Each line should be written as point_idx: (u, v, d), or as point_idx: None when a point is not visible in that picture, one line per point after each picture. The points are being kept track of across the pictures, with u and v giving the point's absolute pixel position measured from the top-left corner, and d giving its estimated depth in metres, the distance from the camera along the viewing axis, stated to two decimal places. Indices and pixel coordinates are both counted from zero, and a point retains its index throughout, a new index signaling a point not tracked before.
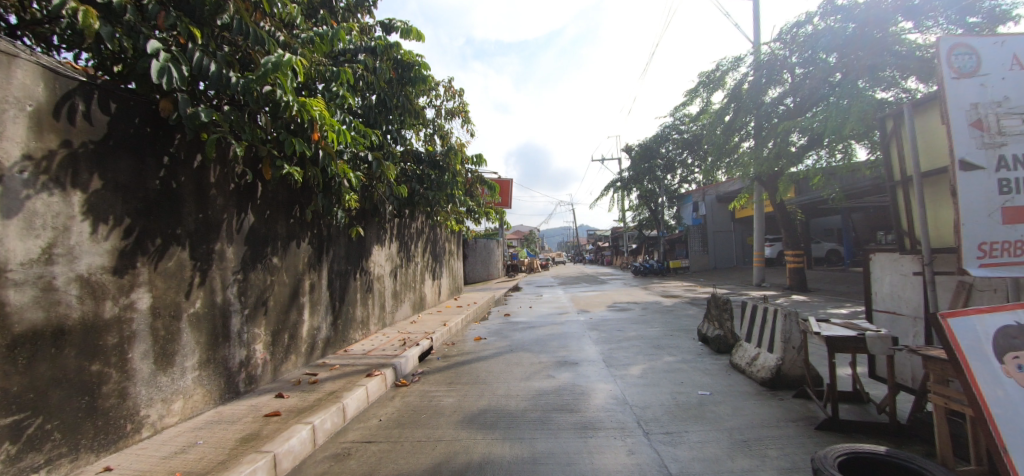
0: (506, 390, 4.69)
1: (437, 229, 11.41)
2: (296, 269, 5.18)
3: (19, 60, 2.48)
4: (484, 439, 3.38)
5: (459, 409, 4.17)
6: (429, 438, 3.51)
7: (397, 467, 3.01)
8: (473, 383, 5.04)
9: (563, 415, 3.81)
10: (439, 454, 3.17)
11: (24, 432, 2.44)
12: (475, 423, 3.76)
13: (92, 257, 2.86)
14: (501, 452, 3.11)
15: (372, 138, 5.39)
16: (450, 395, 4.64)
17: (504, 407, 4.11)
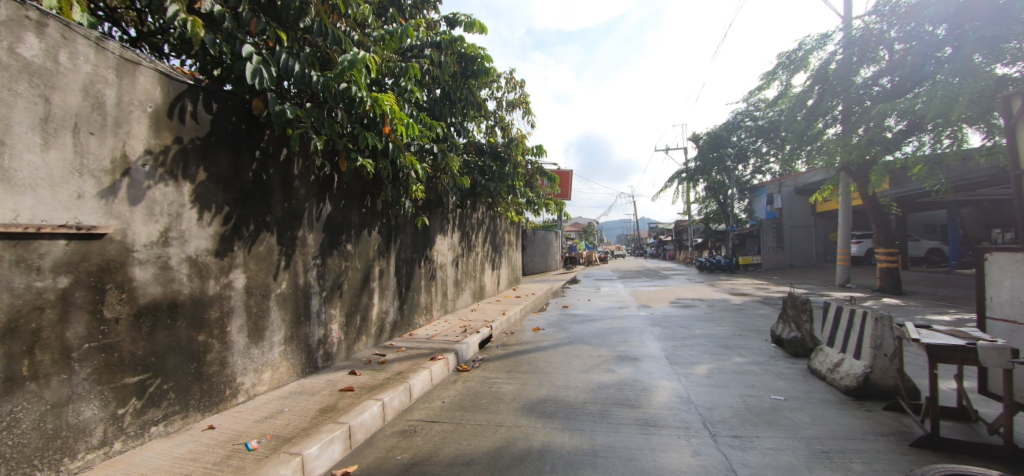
0: (565, 381, 4.71)
1: (497, 220, 11.58)
2: (367, 255, 5.51)
3: (141, 67, 2.82)
4: (544, 428, 3.44)
5: (518, 397, 4.26)
6: (489, 422, 3.62)
7: (460, 447, 3.15)
8: (533, 372, 5.11)
9: (624, 410, 3.77)
10: (499, 438, 3.27)
11: (147, 390, 2.83)
12: (535, 411, 3.83)
13: (199, 241, 3.23)
14: (561, 442, 3.16)
15: (437, 131, 5.56)
16: (510, 383, 4.74)
17: (563, 398, 4.15)
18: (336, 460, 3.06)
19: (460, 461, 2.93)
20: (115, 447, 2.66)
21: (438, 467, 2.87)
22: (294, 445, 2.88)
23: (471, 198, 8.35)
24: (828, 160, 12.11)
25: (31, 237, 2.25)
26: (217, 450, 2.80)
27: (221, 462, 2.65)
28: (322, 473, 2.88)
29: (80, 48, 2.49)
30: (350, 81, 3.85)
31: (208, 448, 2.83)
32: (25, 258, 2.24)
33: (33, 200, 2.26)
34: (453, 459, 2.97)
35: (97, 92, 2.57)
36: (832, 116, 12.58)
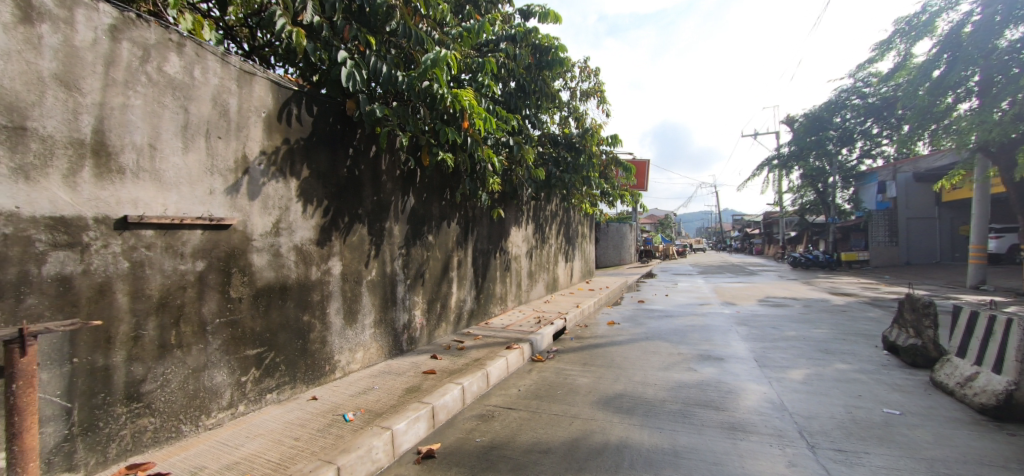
0: (644, 377, 4.61)
1: (570, 212, 11.49)
2: (447, 246, 5.77)
3: (257, 77, 3.18)
4: (622, 423, 3.41)
5: (594, 390, 4.26)
6: (565, 413, 3.66)
7: (537, 435, 3.23)
8: (610, 367, 5.06)
9: (708, 411, 3.63)
10: (575, 429, 3.31)
11: (264, 361, 3.23)
12: (612, 406, 3.80)
13: (303, 231, 3.59)
14: (639, 438, 3.12)
15: (513, 124, 5.65)
16: (586, 376, 4.74)
17: (641, 395, 4.07)
18: (420, 436, 3.27)
19: (538, 448, 3.01)
20: (239, 409, 3.07)
21: (516, 452, 2.97)
22: (385, 420, 3.13)
23: (546, 190, 8.37)
24: (960, 140, 10.49)
25: (176, 227, 2.66)
26: (320, 418, 3.12)
27: (323, 429, 2.95)
28: (409, 448, 3.10)
29: (210, 64, 2.87)
30: (432, 79, 4.04)
31: (312, 416, 3.16)
32: (172, 245, 2.65)
33: (178, 197, 2.67)
34: (530, 446, 3.05)
35: (223, 101, 2.95)
36: (966, 88, 10.90)
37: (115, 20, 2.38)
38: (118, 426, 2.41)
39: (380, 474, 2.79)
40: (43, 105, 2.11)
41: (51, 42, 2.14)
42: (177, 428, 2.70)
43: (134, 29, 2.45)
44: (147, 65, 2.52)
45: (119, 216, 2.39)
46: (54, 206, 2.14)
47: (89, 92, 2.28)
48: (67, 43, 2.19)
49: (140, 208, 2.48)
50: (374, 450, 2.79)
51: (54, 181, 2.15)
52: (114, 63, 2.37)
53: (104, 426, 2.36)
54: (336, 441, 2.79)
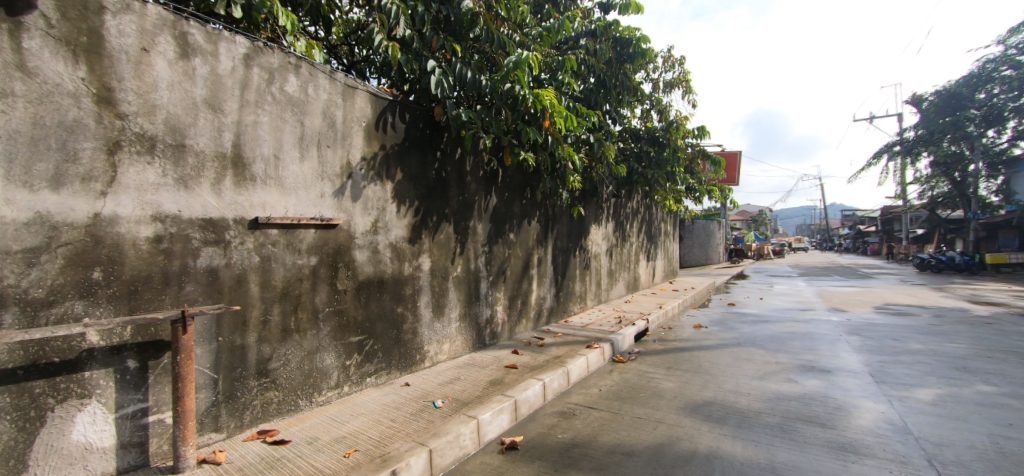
0: (737, 386, 4.36)
1: (653, 209, 11.08)
2: (527, 244, 5.88)
3: (358, 91, 3.50)
4: (712, 433, 3.27)
5: (681, 396, 4.12)
6: (649, 417, 3.60)
7: (621, 437, 3.22)
8: (698, 372, 4.85)
9: (812, 428, 3.35)
10: (660, 435, 3.24)
11: (364, 347, 3.57)
12: (700, 413, 3.66)
13: (398, 230, 3.89)
14: (732, 450, 2.98)
15: (593, 121, 5.61)
16: (671, 380, 4.60)
17: (733, 404, 3.87)
18: (504, 428, 3.41)
19: (621, 450, 3.00)
20: (345, 389, 3.44)
21: (599, 452, 2.98)
22: (471, 409, 3.31)
23: (627, 186, 8.19)
24: None
25: (295, 227, 3.04)
26: (413, 403, 3.38)
27: (416, 414, 3.20)
28: (493, 438, 3.25)
29: (320, 81, 3.22)
30: (514, 81, 4.16)
31: (406, 401, 3.43)
32: (292, 242, 3.03)
33: (296, 200, 3.05)
34: (613, 447, 3.06)
35: (331, 114, 3.30)
36: None
37: (248, 49, 2.77)
38: (250, 397, 2.82)
39: (467, 460, 2.96)
40: (197, 126, 2.52)
41: (201, 72, 2.55)
42: (296, 402, 3.09)
43: (261, 56, 2.83)
44: (272, 86, 2.90)
45: (251, 217, 2.78)
46: (205, 209, 2.56)
47: (229, 112, 2.68)
48: (212, 72, 2.60)
49: (266, 210, 2.86)
50: (462, 437, 2.97)
51: (205, 188, 2.56)
52: (247, 86, 2.77)
53: (242, 396, 2.77)
54: (427, 426, 3.01)
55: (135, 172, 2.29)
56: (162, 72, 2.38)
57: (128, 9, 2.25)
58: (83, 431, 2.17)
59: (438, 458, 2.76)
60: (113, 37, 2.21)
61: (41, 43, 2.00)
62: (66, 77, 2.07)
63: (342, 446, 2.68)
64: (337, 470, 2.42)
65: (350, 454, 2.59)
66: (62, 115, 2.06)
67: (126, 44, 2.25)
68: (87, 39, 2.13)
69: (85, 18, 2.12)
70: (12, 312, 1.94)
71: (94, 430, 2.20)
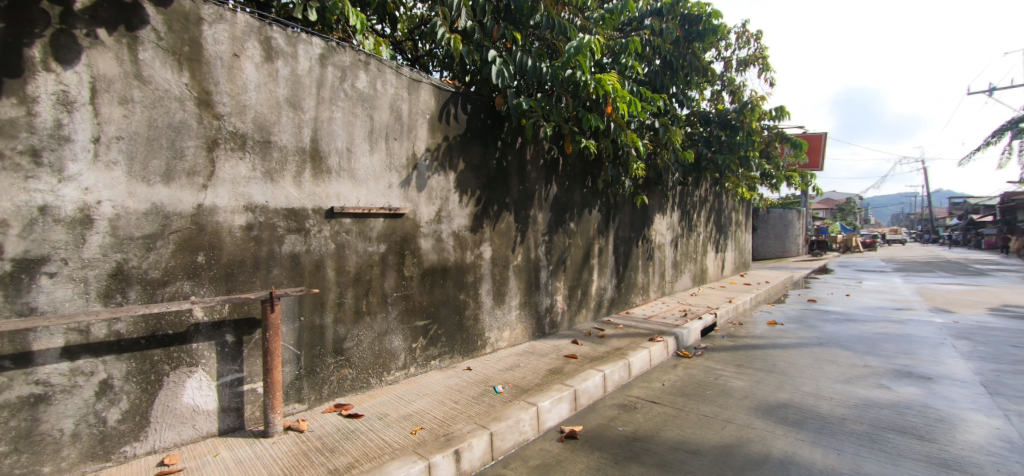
0: (816, 389, 4.07)
1: (723, 197, 10.49)
2: (588, 234, 5.82)
3: (423, 84, 3.63)
4: (787, 437, 3.09)
5: (752, 395, 3.92)
6: (717, 416, 3.47)
7: (685, 434, 3.14)
8: (771, 372, 4.58)
9: (907, 440, 3.06)
10: (728, 435, 3.12)
11: (429, 332, 3.74)
12: (773, 415, 3.47)
13: (460, 219, 4.00)
14: (809, 456, 2.80)
15: (659, 105, 5.41)
16: (741, 378, 4.38)
17: (811, 407, 3.62)
18: (564, 417, 3.45)
19: (685, 448, 2.93)
20: (411, 370, 3.63)
21: (661, 448, 2.93)
22: (531, 396, 3.37)
23: (695, 173, 7.83)
24: None
25: (366, 216, 3.23)
26: (475, 387, 3.50)
27: (478, 397, 3.31)
28: (553, 426, 3.29)
29: (388, 77, 3.37)
30: (576, 67, 4.11)
31: (468, 384, 3.56)
32: (364, 230, 3.22)
33: (367, 191, 3.23)
34: (677, 444, 2.99)
35: (398, 108, 3.45)
36: None
37: (323, 50, 2.97)
38: (328, 372, 3.06)
39: (527, 445, 3.03)
40: (280, 123, 2.75)
41: (283, 73, 2.77)
42: (367, 380, 3.31)
43: (335, 55, 3.02)
44: (345, 84, 3.09)
45: (327, 207, 2.99)
46: (288, 200, 2.80)
47: (308, 110, 2.89)
48: (293, 72, 2.81)
49: (340, 200, 3.07)
50: (522, 423, 3.04)
51: (288, 180, 2.80)
52: (322, 85, 2.97)
53: (321, 371, 3.02)
54: (488, 409, 3.11)
55: (230, 166, 2.54)
56: (250, 75, 2.61)
57: (222, 18, 2.50)
58: (192, 395, 2.47)
59: (499, 441, 2.85)
60: (210, 45, 2.46)
61: (153, 54, 2.27)
62: (174, 84, 2.34)
63: (409, 423, 2.85)
64: (405, 445, 2.57)
65: (417, 431, 2.74)
66: (170, 117, 2.33)
67: (220, 51, 2.49)
68: (189, 48, 2.39)
69: (187, 29, 2.37)
70: (136, 289, 2.25)
71: (200, 395, 2.50)
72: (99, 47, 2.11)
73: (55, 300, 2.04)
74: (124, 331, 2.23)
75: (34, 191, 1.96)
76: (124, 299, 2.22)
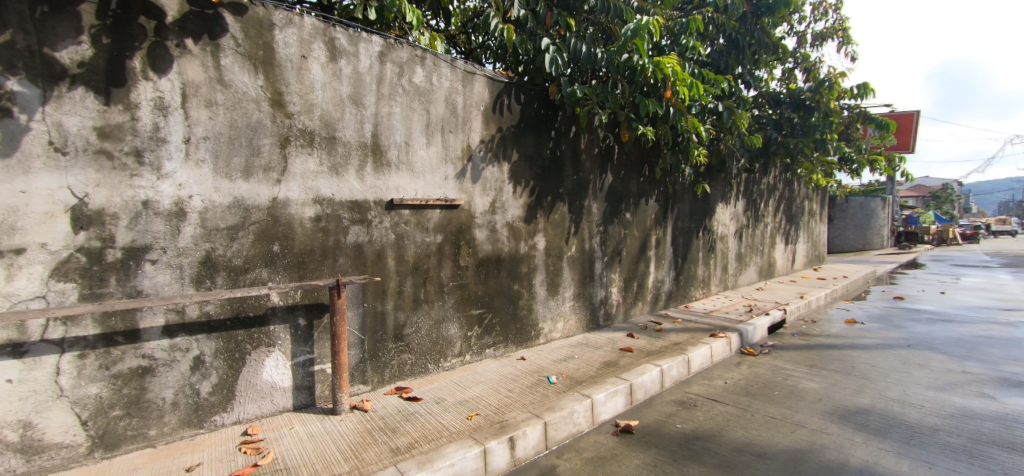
0: (902, 395, 3.72)
1: (794, 185, 9.79)
2: (645, 224, 5.66)
3: (477, 76, 3.68)
4: (867, 445, 2.86)
5: (826, 399, 3.66)
6: (785, 418, 3.28)
7: (750, 436, 3.00)
8: (850, 375, 4.25)
9: (1014, 456, 2.72)
10: (798, 439, 2.94)
11: (483, 320, 3.82)
12: (851, 421, 3.22)
13: (514, 210, 4.04)
14: (893, 468, 2.57)
15: (723, 87, 5.12)
16: (813, 380, 4.11)
17: (896, 415, 3.32)
18: (619, 410, 3.41)
19: (750, 450, 2.80)
20: (467, 357, 3.73)
21: (723, 448, 2.83)
22: (586, 388, 3.36)
23: (763, 158, 7.37)
24: None
25: (423, 207, 3.34)
26: (529, 377, 3.55)
27: (532, 387, 3.35)
28: (608, 419, 3.27)
29: (443, 70, 3.45)
30: (632, 51, 3.99)
31: (522, 374, 3.61)
32: (422, 221, 3.34)
33: (424, 183, 3.35)
34: (741, 445, 2.87)
35: (453, 101, 3.53)
36: None
37: (383, 47, 3.09)
38: (389, 357, 3.23)
39: (581, 437, 3.03)
40: (344, 120, 2.91)
41: (346, 71, 2.92)
42: (425, 366, 3.45)
43: (393, 52, 3.14)
44: (402, 79, 3.20)
45: (387, 199, 3.13)
46: (351, 193, 2.96)
47: (368, 106, 3.03)
48: (355, 70, 2.95)
49: (399, 192, 3.20)
50: (576, 414, 3.05)
51: (352, 174, 2.95)
52: (382, 81, 3.09)
53: (383, 356, 3.18)
54: (542, 399, 3.14)
55: (300, 162, 2.73)
56: (317, 74, 2.78)
57: (291, 22, 2.67)
58: (271, 373, 2.70)
59: (553, 431, 2.87)
60: (281, 49, 2.64)
61: (233, 60, 2.47)
62: (251, 86, 2.54)
63: (465, 409, 2.94)
64: (461, 429, 2.66)
65: (472, 417, 2.82)
66: (249, 117, 2.53)
67: (290, 53, 2.67)
68: (263, 52, 2.58)
69: (261, 35, 2.57)
70: (223, 275, 2.49)
71: (277, 373, 2.72)
72: (187, 56, 2.33)
73: (156, 284, 2.29)
74: (213, 312, 2.47)
75: (138, 188, 2.22)
76: (213, 284, 2.46)
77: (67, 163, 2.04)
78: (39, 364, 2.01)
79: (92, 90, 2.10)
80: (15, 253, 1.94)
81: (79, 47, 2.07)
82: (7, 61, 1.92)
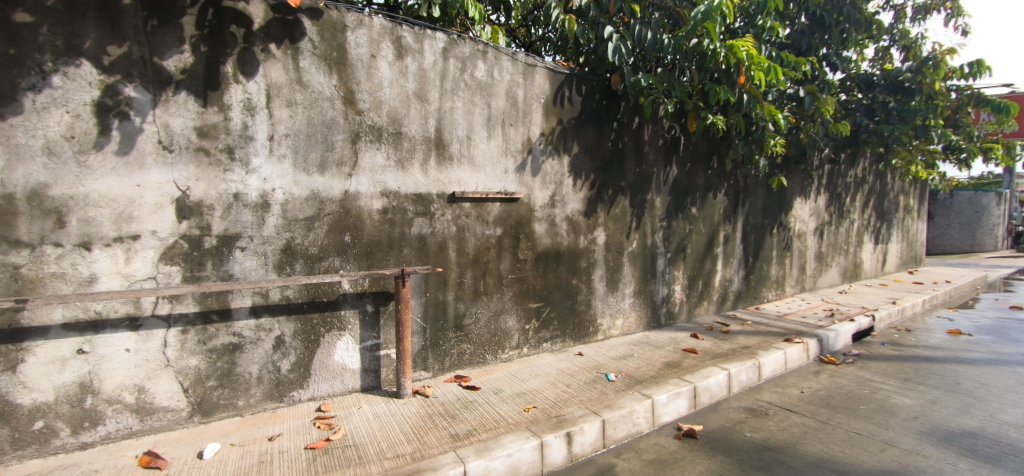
0: (1021, 419, 3.26)
1: (887, 177, 8.87)
2: (712, 220, 5.39)
3: (538, 68, 3.68)
4: (974, 472, 2.54)
5: (922, 417, 3.29)
6: (872, 435, 2.99)
7: (829, 451, 2.77)
8: (953, 392, 3.79)
9: None
10: (888, 459, 2.67)
11: (541, 314, 3.83)
12: (954, 444, 2.87)
13: (574, 204, 4.00)
14: None
15: (805, 70, 4.73)
16: (907, 396, 3.71)
17: (1012, 441, 2.92)
18: (682, 413, 3.29)
19: (829, 466, 2.59)
20: (524, 350, 3.77)
21: (798, 462, 2.64)
22: (646, 388, 3.27)
23: (850, 148, 6.74)
24: None
25: (484, 200, 3.41)
26: (587, 373, 3.51)
27: (590, 383, 3.32)
28: (669, 422, 3.16)
29: (504, 64, 3.48)
30: (703, 35, 3.80)
31: (580, 369, 3.58)
32: (482, 214, 3.41)
33: (484, 176, 3.40)
34: (818, 460, 2.66)
35: (514, 94, 3.55)
36: None
37: (446, 43, 3.18)
38: (450, 346, 3.33)
39: (641, 437, 2.96)
40: (410, 115, 3.03)
41: (412, 68, 3.03)
42: (484, 356, 3.53)
43: (456, 47, 3.22)
44: (465, 74, 3.27)
45: (449, 192, 3.23)
46: (416, 186, 3.08)
47: (432, 101, 3.13)
48: (420, 67, 3.06)
49: (461, 185, 3.28)
50: (636, 414, 2.98)
51: (416, 167, 3.07)
52: (445, 77, 3.18)
53: (443, 344, 3.29)
54: (601, 396, 3.10)
55: (369, 156, 2.87)
56: (385, 73, 2.91)
57: (362, 24, 2.82)
58: (341, 355, 2.88)
59: (611, 430, 2.82)
60: (353, 49, 2.80)
61: (310, 62, 2.65)
62: (326, 86, 2.71)
63: (523, 401, 2.97)
64: (518, 421, 2.69)
65: (530, 409, 2.85)
66: (324, 115, 2.71)
67: (361, 53, 2.82)
68: (337, 53, 2.74)
69: (335, 37, 2.73)
70: (300, 263, 2.69)
71: (347, 355, 2.90)
72: (271, 60, 2.53)
73: (245, 269, 2.53)
74: (293, 296, 2.68)
75: (230, 182, 2.45)
76: (292, 270, 2.67)
77: (173, 160, 2.30)
78: (151, 336, 2.29)
79: (192, 94, 2.34)
80: (132, 239, 2.23)
81: (181, 55, 2.31)
82: (125, 70, 2.18)
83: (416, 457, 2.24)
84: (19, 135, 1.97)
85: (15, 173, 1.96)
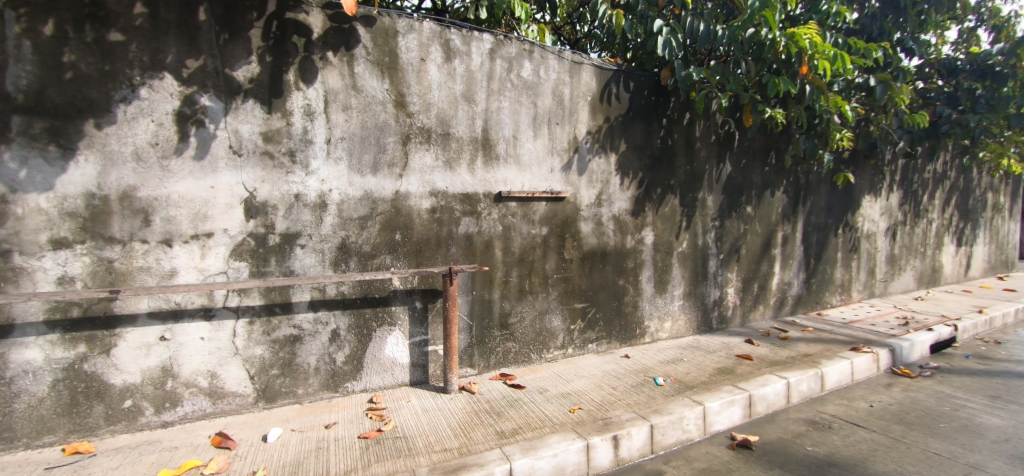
0: None
1: (972, 173, 8.07)
2: (770, 220, 5.12)
3: (584, 66, 3.65)
4: None
5: (1014, 440, 2.97)
6: (954, 457, 2.73)
7: (902, 471, 2.56)
8: None
9: None
10: None
11: (586, 314, 3.79)
12: None
13: (621, 203, 3.93)
14: None
15: (876, 57, 4.40)
16: (996, 415, 3.36)
17: None
18: (735, 422, 3.15)
19: None
20: (569, 350, 3.74)
21: None
22: (697, 394, 3.16)
23: (928, 141, 6.19)
24: None
25: (530, 200, 3.42)
26: (634, 376, 3.44)
27: (637, 386, 3.25)
28: (722, 431, 3.03)
29: (550, 62, 3.48)
30: (761, 24, 3.63)
31: (627, 372, 3.52)
32: (528, 214, 3.42)
33: (530, 176, 3.42)
34: None
35: (560, 92, 3.55)
36: None
37: (493, 44, 3.22)
38: (495, 344, 3.37)
39: (691, 445, 2.86)
40: (458, 116, 3.09)
41: (460, 70, 3.10)
42: (529, 355, 3.54)
43: (503, 48, 3.26)
44: (511, 73, 3.30)
45: (496, 191, 3.27)
46: (463, 186, 3.14)
47: (479, 102, 3.18)
48: (467, 69, 3.13)
49: (507, 185, 3.32)
50: (686, 420, 2.88)
51: (464, 168, 3.14)
52: (492, 77, 3.23)
53: (489, 342, 3.34)
54: (648, 400, 3.03)
55: (419, 157, 2.97)
56: (434, 75, 3.00)
57: (412, 29, 2.91)
58: (392, 349, 2.98)
59: (660, 436, 2.75)
60: (404, 54, 2.90)
61: (364, 67, 2.78)
62: (379, 90, 2.83)
63: (568, 402, 2.95)
64: (564, 421, 2.69)
65: (575, 410, 2.83)
66: (377, 118, 2.82)
67: (411, 57, 2.92)
68: (389, 58, 2.85)
69: (387, 43, 2.84)
70: (354, 261, 2.81)
71: (397, 349, 3.00)
72: (329, 67, 2.67)
73: (305, 265, 2.68)
74: (347, 292, 2.81)
75: (292, 183, 2.61)
76: (347, 267, 2.80)
77: (242, 163, 2.48)
78: (222, 326, 2.47)
79: (259, 102, 2.52)
80: (207, 236, 2.42)
81: (249, 66, 2.49)
82: (201, 82, 2.38)
83: (463, 452, 2.28)
84: (114, 143, 2.20)
85: (110, 177, 2.20)
